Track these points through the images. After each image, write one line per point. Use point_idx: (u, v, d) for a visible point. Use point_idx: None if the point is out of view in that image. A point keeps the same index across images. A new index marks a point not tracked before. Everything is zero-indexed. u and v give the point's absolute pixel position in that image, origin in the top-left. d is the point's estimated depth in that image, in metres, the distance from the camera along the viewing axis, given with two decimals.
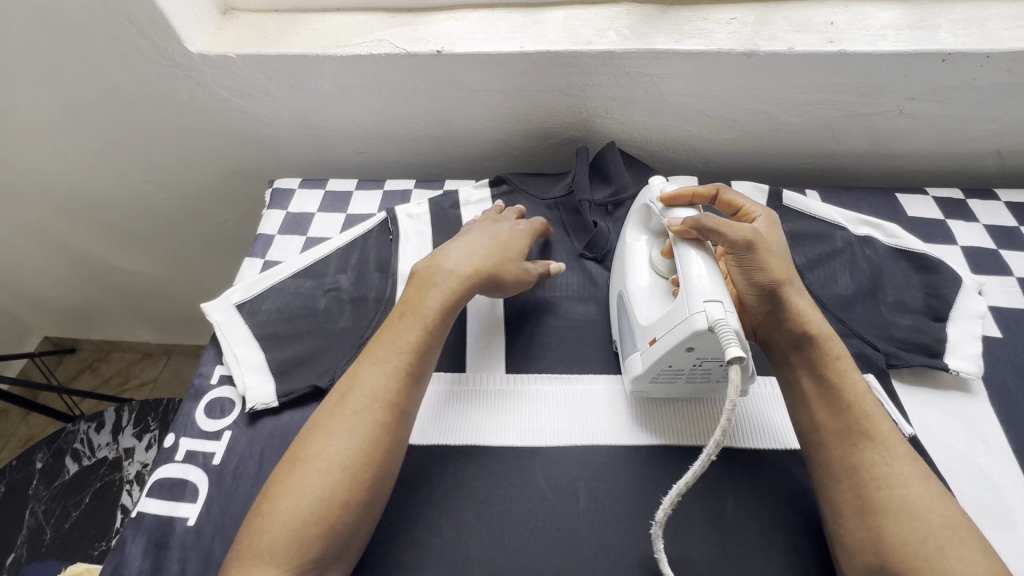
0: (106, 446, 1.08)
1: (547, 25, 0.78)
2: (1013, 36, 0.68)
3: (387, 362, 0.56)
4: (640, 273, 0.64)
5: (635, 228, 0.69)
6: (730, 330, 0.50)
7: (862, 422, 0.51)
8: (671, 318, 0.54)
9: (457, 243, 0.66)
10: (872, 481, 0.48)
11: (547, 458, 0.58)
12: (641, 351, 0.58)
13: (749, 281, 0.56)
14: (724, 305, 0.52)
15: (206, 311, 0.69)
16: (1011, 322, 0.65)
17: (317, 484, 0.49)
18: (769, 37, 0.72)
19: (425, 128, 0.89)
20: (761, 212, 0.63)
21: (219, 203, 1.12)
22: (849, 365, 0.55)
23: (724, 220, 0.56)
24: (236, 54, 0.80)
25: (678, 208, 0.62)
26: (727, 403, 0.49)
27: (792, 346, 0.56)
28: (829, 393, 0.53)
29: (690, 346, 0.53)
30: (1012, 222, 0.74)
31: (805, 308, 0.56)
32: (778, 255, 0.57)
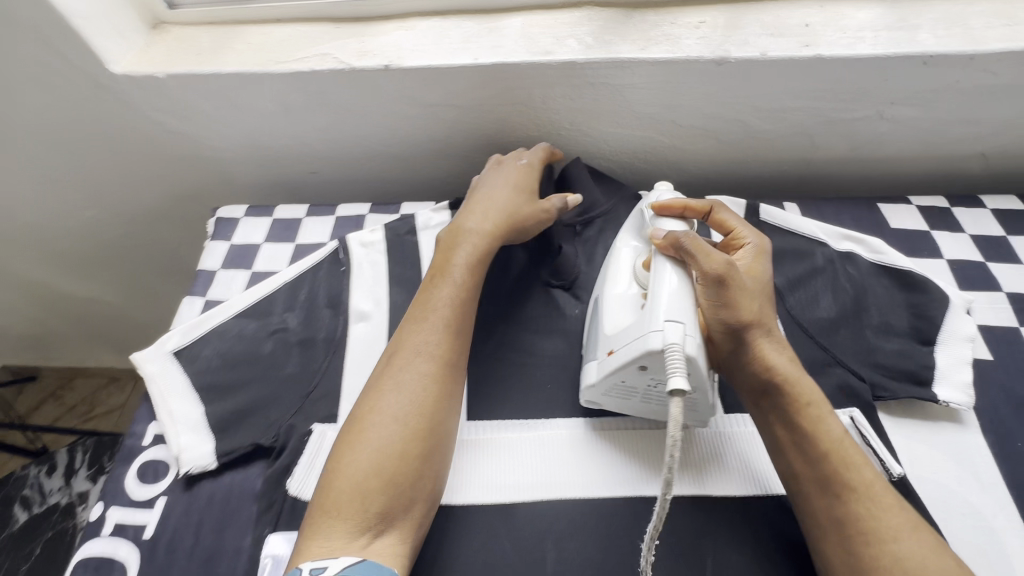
0: (58, 491, 1.02)
1: (504, 33, 0.72)
2: (997, 36, 0.64)
3: (428, 322, 0.58)
4: (620, 279, 0.58)
5: (626, 235, 0.62)
6: (679, 359, 0.45)
7: (842, 473, 0.47)
8: (631, 332, 0.50)
9: (475, 202, 0.69)
10: (860, 536, 0.44)
11: (512, 516, 0.54)
12: (599, 360, 0.54)
13: (716, 319, 0.50)
14: (684, 328, 0.47)
15: (138, 362, 0.63)
16: (1001, 343, 0.62)
17: (376, 438, 0.51)
18: (740, 42, 0.67)
19: (380, 145, 0.83)
20: (751, 239, 0.57)
21: (169, 229, 1.04)
22: (826, 409, 0.50)
23: (705, 246, 0.50)
24: (166, 74, 0.73)
25: (667, 218, 0.58)
26: (670, 438, 0.44)
27: (761, 391, 0.51)
28: (803, 441, 0.48)
29: (642, 365, 0.49)
30: (999, 232, 0.71)
31: (775, 348, 0.51)
32: (750, 289, 0.52)
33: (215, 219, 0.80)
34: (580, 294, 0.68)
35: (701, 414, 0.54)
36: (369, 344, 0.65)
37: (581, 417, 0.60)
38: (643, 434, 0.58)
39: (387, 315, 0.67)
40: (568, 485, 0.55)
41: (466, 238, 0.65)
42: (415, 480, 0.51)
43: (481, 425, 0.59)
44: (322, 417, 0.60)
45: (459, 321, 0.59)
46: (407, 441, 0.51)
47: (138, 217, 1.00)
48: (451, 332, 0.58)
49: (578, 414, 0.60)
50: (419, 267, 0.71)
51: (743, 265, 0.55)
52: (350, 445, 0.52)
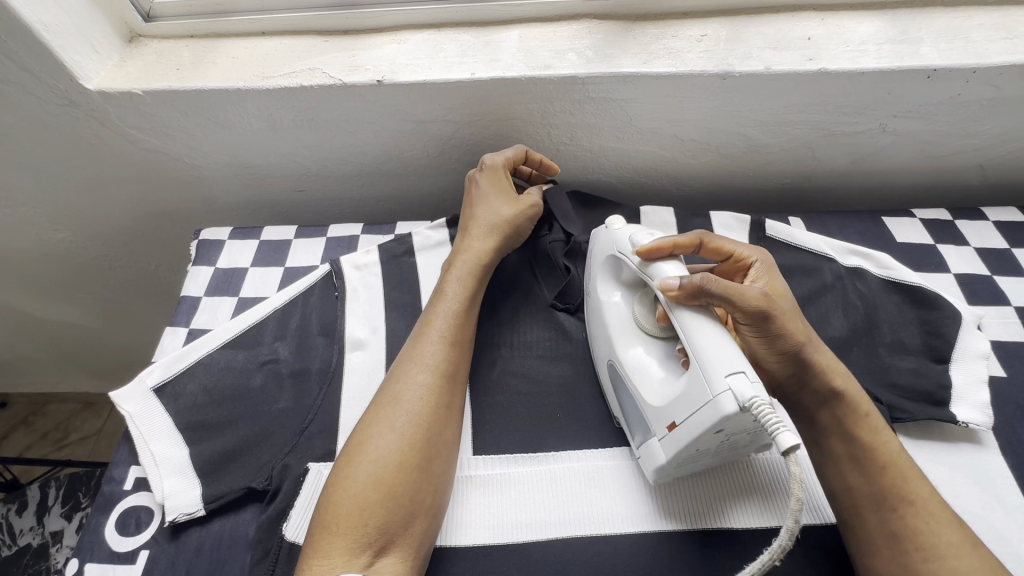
0: (29, 531, 0.95)
1: (501, 47, 0.70)
2: (999, 49, 0.64)
3: (429, 332, 0.57)
4: (628, 339, 0.57)
5: (607, 282, 0.61)
6: (769, 409, 0.42)
7: (900, 485, 0.47)
8: (690, 402, 0.47)
9: (462, 222, 0.67)
10: (917, 550, 0.44)
11: (525, 557, 0.51)
12: (659, 437, 0.50)
13: (771, 348, 0.50)
14: (749, 376, 0.44)
15: (115, 401, 0.59)
16: (1014, 358, 0.61)
17: (379, 458, 0.48)
18: (744, 56, 0.66)
19: (372, 163, 0.79)
20: (758, 257, 0.56)
21: (147, 249, 0.98)
22: (880, 423, 0.50)
23: (734, 285, 0.48)
24: (143, 90, 0.69)
25: (662, 262, 0.54)
26: (795, 500, 0.40)
27: (819, 409, 0.51)
28: (861, 456, 0.49)
29: (720, 430, 0.45)
30: (1003, 245, 0.70)
31: (831, 364, 0.51)
32: (793, 310, 0.51)
33: (197, 242, 0.77)
34: (586, 317, 0.66)
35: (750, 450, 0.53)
36: (367, 375, 0.61)
37: (595, 448, 0.57)
38: (700, 489, 0.54)
39: (385, 343, 0.64)
40: (588, 519, 0.52)
41: (462, 257, 0.63)
42: (416, 492, 0.48)
43: (491, 459, 0.56)
44: (319, 455, 0.56)
45: (462, 329, 0.58)
46: (407, 453, 0.49)
47: (112, 239, 0.94)
48: (450, 342, 0.56)
49: (589, 447, 0.57)
50: (417, 291, 0.68)
51: (764, 285, 0.54)
52: (352, 460, 0.49)
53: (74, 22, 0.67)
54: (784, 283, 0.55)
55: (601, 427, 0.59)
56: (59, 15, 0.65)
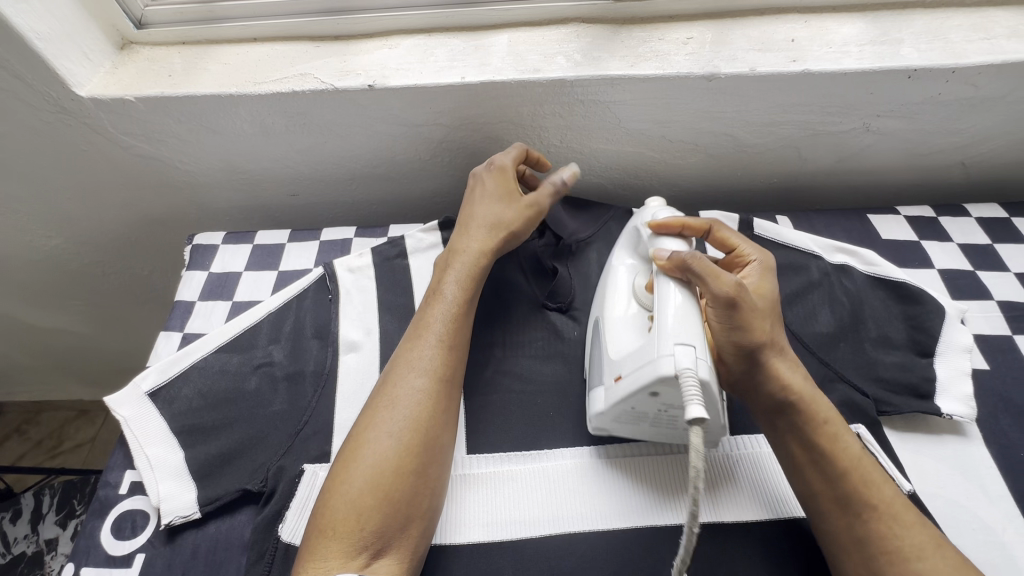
0: (24, 539, 0.95)
1: (491, 51, 0.71)
2: (977, 49, 0.65)
3: (424, 337, 0.56)
4: (622, 301, 0.58)
5: (622, 251, 0.63)
6: (695, 384, 0.44)
7: (862, 492, 0.47)
8: (638, 357, 0.50)
9: (460, 219, 0.67)
10: (884, 557, 0.45)
11: (519, 554, 0.51)
12: (605, 387, 0.53)
13: (730, 342, 0.50)
14: (695, 351, 0.46)
15: (111, 405, 0.59)
16: (997, 351, 0.62)
17: (373, 462, 0.49)
18: (729, 58, 0.67)
19: (365, 166, 0.80)
20: (756, 255, 0.57)
21: (140, 255, 0.98)
22: (841, 429, 0.50)
23: (714, 267, 0.50)
24: (135, 97, 0.70)
25: (665, 239, 0.57)
26: (693, 469, 0.41)
27: (775, 410, 0.51)
28: (820, 460, 0.49)
29: (654, 390, 0.48)
30: (985, 240, 0.72)
31: (790, 371, 0.51)
32: (761, 308, 0.52)
33: (191, 247, 0.77)
34: (578, 316, 0.67)
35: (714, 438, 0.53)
36: (362, 377, 0.62)
37: (586, 445, 0.58)
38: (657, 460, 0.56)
39: (378, 344, 0.64)
40: (579, 517, 0.53)
41: (459, 256, 0.63)
42: (411, 499, 0.48)
43: (483, 458, 0.57)
44: (313, 456, 0.56)
45: (459, 332, 0.57)
46: (403, 458, 0.49)
47: (105, 245, 0.95)
48: (449, 347, 0.56)
49: (580, 445, 0.58)
50: (411, 293, 0.69)
51: (752, 283, 0.54)
52: (348, 464, 0.49)
53: (67, 30, 0.67)
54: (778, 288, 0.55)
55: (592, 424, 0.59)
56: (51, 23, 0.65)
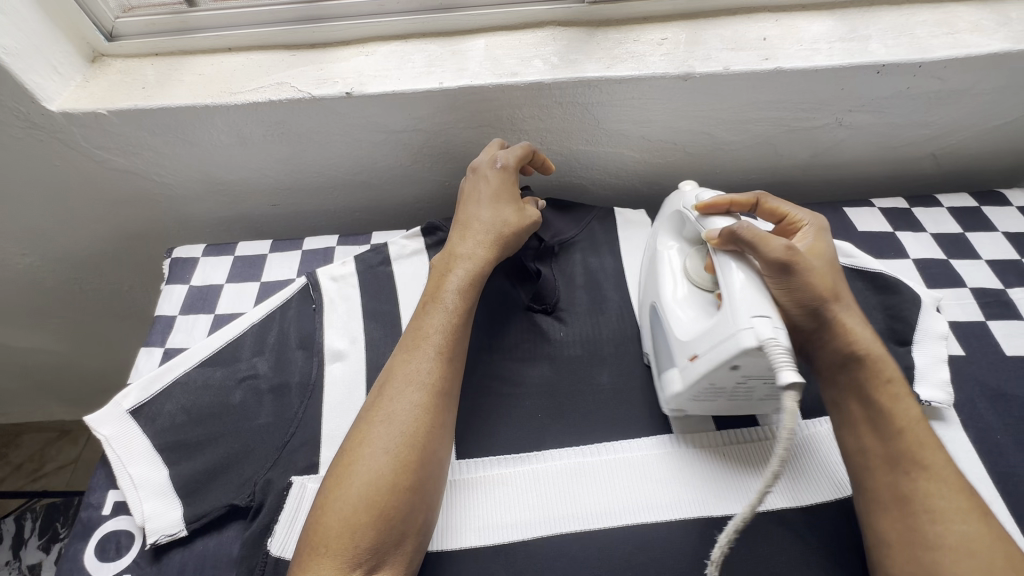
0: (4, 567, 0.92)
1: (468, 56, 0.71)
2: (942, 43, 0.67)
3: (421, 347, 0.56)
4: (674, 283, 0.59)
5: (665, 234, 0.64)
6: (782, 352, 0.44)
7: (915, 451, 0.48)
8: (713, 335, 0.49)
9: (460, 221, 0.66)
10: (926, 514, 0.46)
11: (512, 557, 0.51)
12: (680, 367, 0.53)
13: (794, 301, 0.51)
14: (773, 320, 0.46)
15: (91, 425, 0.58)
16: (972, 337, 0.64)
17: (368, 475, 0.48)
18: (703, 57, 0.68)
19: (345, 174, 0.80)
20: (807, 220, 0.59)
21: (118, 271, 0.96)
22: (902, 390, 0.51)
23: (763, 233, 0.51)
24: (109, 110, 0.69)
25: (716, 216, 0.57)
26: (784, 431, 0.43)
27: (838, 366, 0.52)
28: (877, 416, 0.50)
29: (735, 365, 0.48)
30: (957, 230, 0.74)
31: (856, 326, 0.52)
32: (819, 266, 0.53)
33: (170, 261, 0.76)
34: (563, 317, 0.67)
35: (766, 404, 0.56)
36: (347, 386, 0.61)
37: (577, 445, 0.58)
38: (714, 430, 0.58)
39: (364, 353, 0.64)
40: (576, 516, 0.53)
41: (459, 261, 0.62)
42: (407, 514, 0.48)
43: (472, 463, 0.57)
44: (301, 468, 0.56)
45: (456, 343, 0.57)
46: (396, 475, 0.48)
47: (80, 261, 0.93)
48: (446, 358, 0.55)
49: (568, 446, 0.58)
50: (395, 300, 0.68)
51: (807, 245, 0.56)
52: (340, 481, 0.48)
53: (35, 44, 0.66)
54: (832, 248, 0.57)
55: (582, 424, 0.59)
56: (18, 37, 0.64)
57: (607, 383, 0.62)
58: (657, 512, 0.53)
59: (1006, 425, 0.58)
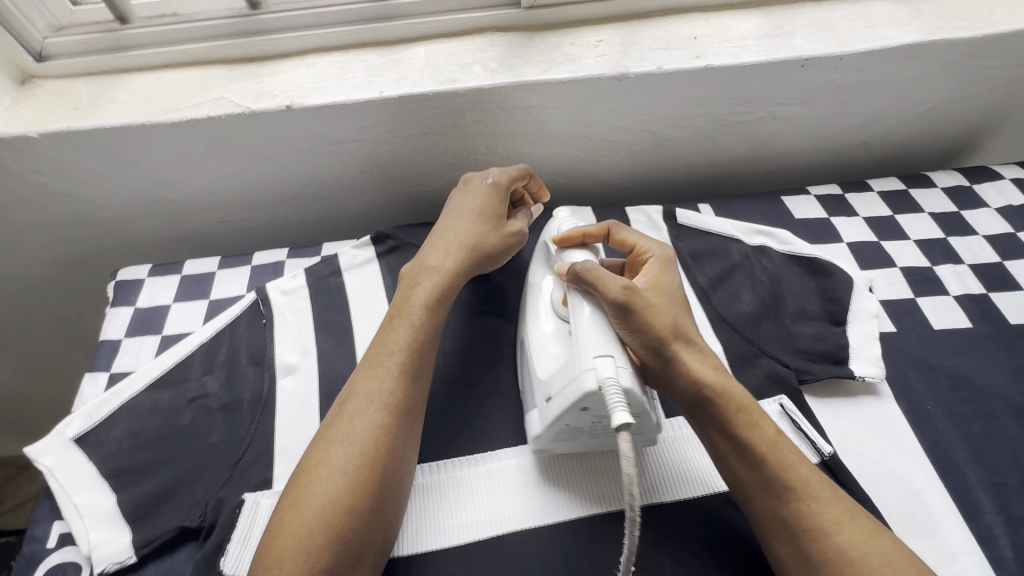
0: None
1: (408, 64, 0.72)
2: (860, 36, 0.71)
3: (385, 365, 0.55)
4: (543, 316, 0.59)
5: (539, 268, 0.63)
6: (618, 393, 0.46)
7: (779, 475, 0.48)
8: (567, 375, 0.51)
9: (437, 233, 0.66)
10: (805, 532, 0.46)
11: (465, 558, 0.52)
12: (539, 409, 0.54)
13: (637, 340, 0.51)
14: (615, 360, 0.48)
15: (32, 456, 0.56)
16: (902, 314, 0.67)
17: (323, 498, 0.47)
18: (637, 58, 0.70)
19: (294, 187, 0.79)
20: (654, 250, 0.59)
21: (66, 297, 0.93)
22: (753, 414, 0.50)
23: (603, 273, 0.53)
24: (40, 132, 0.67)
25: (572, 250, 0.60)
26: (626, 476, 0.43)
27: (692, 403, 0.51)
28: (740, 446, 0.49)
29: (584, 406, 0.49)
30: (887, 213, 0.77)
31: (699, 360, 0.52)
32: (660, 304, 0.53)
33: (115, 283, 0.75)
34: (515, 318, 0.68)
35: (647, 434, 0.54)
36: (301, 399, 0.61)
37: None
38: (584, 459, 0.57)
39: (317, 365, 0.64)
40: (530, 514, 0.54)
41: (427, 275, 0.61)
42: (365, 535, 0.47)
43: (434, 467, 0.57)
44: (254, 484, 0.55)
45: (419, 360, 0.56)
46: (353, 495, 0.48)
47: (23, 287, 0.90)
48: (404, 375, 0.54)
49: (522, 445, 0.59)
50: (347, 310, 0.68)
51: (651, 279, 0.56)
52: (296, 502, 0.48)
53: None
54: (677, 278, 0.57)
55: None
56: None
57: None
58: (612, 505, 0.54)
59: (935, 396, 0.61)
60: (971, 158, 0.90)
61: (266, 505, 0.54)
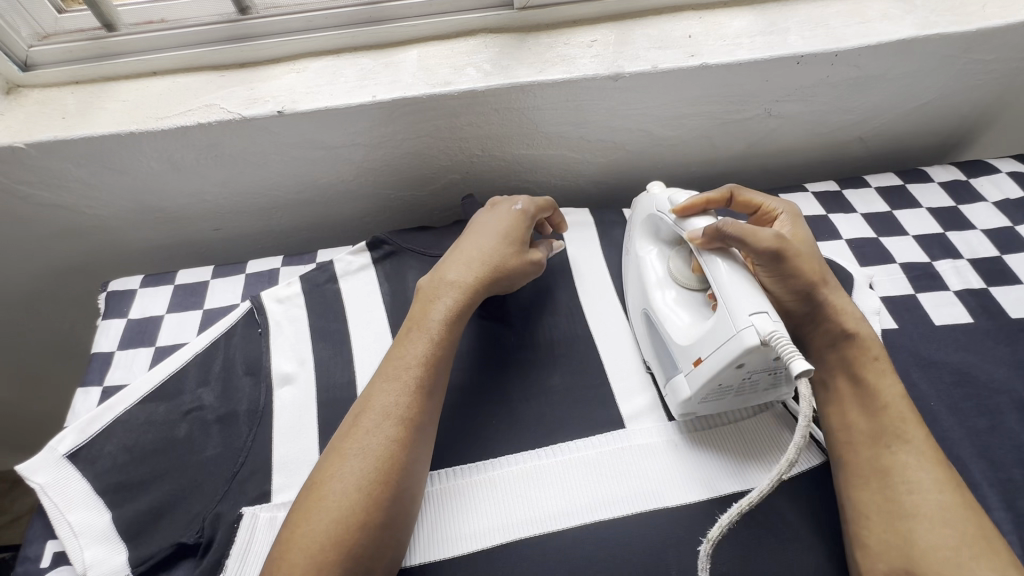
0: None
1: (400, 67, 0.71)
2: (855, 32, 0.70)
3: (401, 379, 0.54)
4: (661, 286, 0.61)
5: (647, 238, 0.65)
6: (787, 342, 0.47)
7: (897, 426, 0.51)
8: (716, 337, 0.51)
9: (459, 249, 0.65)
10: (903, 484, 0.48)
11: (470, 567, 0.51)
12: (686, 373, 0.54)
13: (784, 286, 0.55)
14: (771, 316, 0.49)
15: (24, 474, 0.55)
16: (903, 310, 0.67)
17: (336, 512, 0.46)
18: (632, 57, 0.69)
19: (288, 194, 0.78)
20: (783, 208, 0.61)
21: (56, 309, 0.92)
22: (887, 366, 0.55)
23: (749, 228, 0.53)
24: (27, 143, 0.66)
25: (694, 218, 0.58)
26: (805, 414, 0.46)
27: (829, 346, 0.56)
28: (867, 393, 0.53)
29: (740, 363, 0.49)
30: (885, 208, 0.77)
31: (843, 305, 0.57)
32: (805, 253, 0.57)
33: (106, 295, 0.73)
34: (515, 322, 0.68)
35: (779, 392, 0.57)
36: (298, 409, 0.60)
37: (535, 449, 0.58)
38: (712, 431, 0.58)
39: (314, 374, 0.63)
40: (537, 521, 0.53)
41: (448, 289, 0.60)
42: (376, 550, 0.47)
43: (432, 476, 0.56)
44: (252, 498, 0.54)
45: (435, 372, 0.55)
46: (366, 510, 0.47)
47: (13, 300, 0.88)
48: (419, 390, 0.53)
49: (524, 451, 0.58)
50: (344, 318, 0.67)
51: (789, 232, 0.59)
52: (305, 516, 0.47)
53: None
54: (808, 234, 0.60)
55: (537, 426, 0.60)
56: None
57: (560, 384, 0.63)
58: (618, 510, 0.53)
59: (938, 392, 0.60)
60: (967, 152, 0.90)
61: (265, 519, 0.53)
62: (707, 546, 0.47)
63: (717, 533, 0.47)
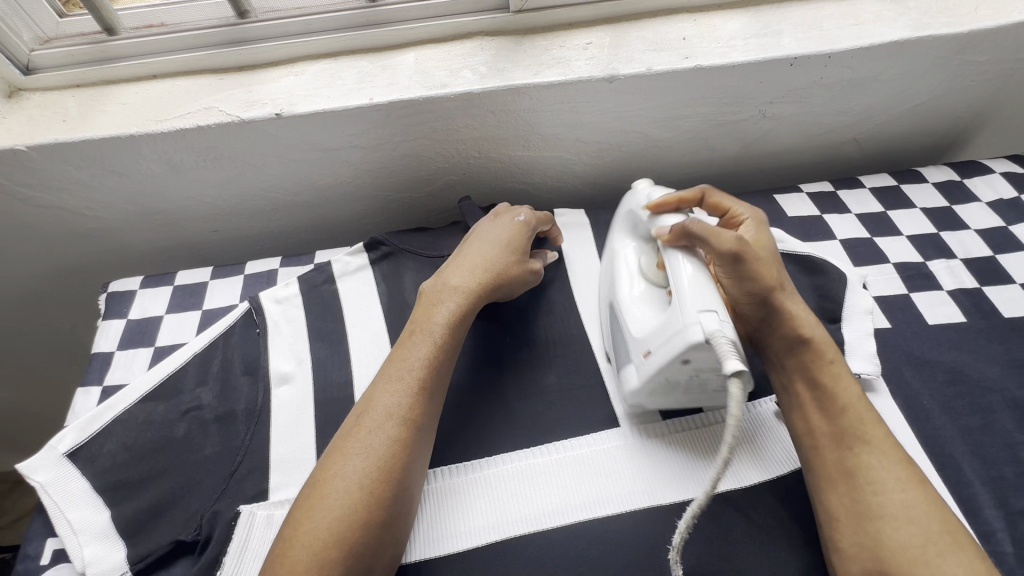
0: None
1: (398, 70, 0.72)
2: (848, 34, 0.71)
3: (404, 380, 0.54)
4: (630, 280, 0.61)
5: (623, 236, 0.65)
6: (727, 343, 0.46)
7: (856, 427, 0.51)
8: (664, 331, 0.51)
9: (463, 255, 0.65)
10: (867, 485, 0.48)
11: (465, 564, 0.51)
12: (636, 363, 0.54)
13: (741, 289, 0.55)
14: (719, 315, 0.48)
15: (25, 472, 0.56)
16: (896, 309, 0.67)
17: (338, 510, 0.47)
18: (627, 59, 0.70)
19: (286, 195, 0.79)
20: (748, 213, 0.62)
21: (57, 310, 0.93)
22: (843, 370, 0.55)
23: (712, 226, 0.53)
24: (29, 146, 0.67)
25: (666, 215, 0.58)
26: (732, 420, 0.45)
27: (787, 351, 0.56)
28: (825, 399, 0.53)
29: (686, 359, 0.49)
30: (879, 209, 0.78)
31: (800, 311, 0.56)
32: (765, 257, 0.57)
33: (106, 296, 0.74)
34: (510, 322, 0.68)
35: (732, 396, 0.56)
36: (296, 409, 0.61)
37: (532, 447, 0.58)
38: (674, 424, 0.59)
39: (311, 373, 0.63)
40: (533, 518, 0.53)
41: (451, 294, 0.61)
42: (376, 548, 0.47)
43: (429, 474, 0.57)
44: (249, 496, 0.55)
45: (436, 374, 0.56)
46: (367, 509, 0.47)
47: (15, 301, 0.89)
48: (421, 392, 0.54)
49: (520, 450, 0.58)
50: (341, 318, 0.68)
51: (750, 236, 0.60)
52: (306, 513, 0.47)
53: None
54: (772, 240, 0.61)
55: (532, 425, 0.60)
56: None
57: (555, 383, 0.63)
58: (614, 508, 0.54)
59: (931, 391, 0.61)
60: (962, 152, 0.91)
61: (263, 517, 0.53)
62: (673, 555, 0.47)
63: (677, 541, 0.46)
